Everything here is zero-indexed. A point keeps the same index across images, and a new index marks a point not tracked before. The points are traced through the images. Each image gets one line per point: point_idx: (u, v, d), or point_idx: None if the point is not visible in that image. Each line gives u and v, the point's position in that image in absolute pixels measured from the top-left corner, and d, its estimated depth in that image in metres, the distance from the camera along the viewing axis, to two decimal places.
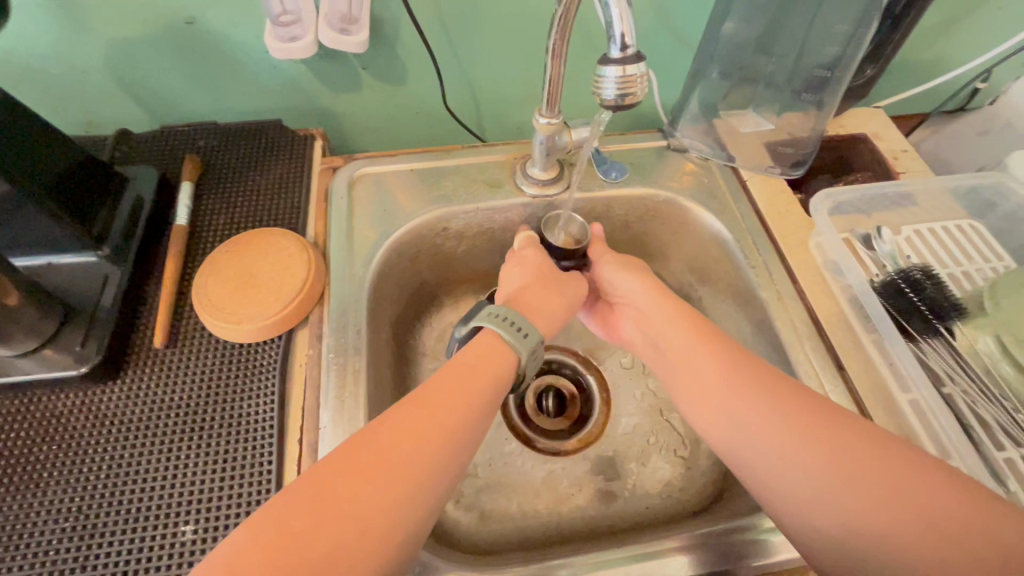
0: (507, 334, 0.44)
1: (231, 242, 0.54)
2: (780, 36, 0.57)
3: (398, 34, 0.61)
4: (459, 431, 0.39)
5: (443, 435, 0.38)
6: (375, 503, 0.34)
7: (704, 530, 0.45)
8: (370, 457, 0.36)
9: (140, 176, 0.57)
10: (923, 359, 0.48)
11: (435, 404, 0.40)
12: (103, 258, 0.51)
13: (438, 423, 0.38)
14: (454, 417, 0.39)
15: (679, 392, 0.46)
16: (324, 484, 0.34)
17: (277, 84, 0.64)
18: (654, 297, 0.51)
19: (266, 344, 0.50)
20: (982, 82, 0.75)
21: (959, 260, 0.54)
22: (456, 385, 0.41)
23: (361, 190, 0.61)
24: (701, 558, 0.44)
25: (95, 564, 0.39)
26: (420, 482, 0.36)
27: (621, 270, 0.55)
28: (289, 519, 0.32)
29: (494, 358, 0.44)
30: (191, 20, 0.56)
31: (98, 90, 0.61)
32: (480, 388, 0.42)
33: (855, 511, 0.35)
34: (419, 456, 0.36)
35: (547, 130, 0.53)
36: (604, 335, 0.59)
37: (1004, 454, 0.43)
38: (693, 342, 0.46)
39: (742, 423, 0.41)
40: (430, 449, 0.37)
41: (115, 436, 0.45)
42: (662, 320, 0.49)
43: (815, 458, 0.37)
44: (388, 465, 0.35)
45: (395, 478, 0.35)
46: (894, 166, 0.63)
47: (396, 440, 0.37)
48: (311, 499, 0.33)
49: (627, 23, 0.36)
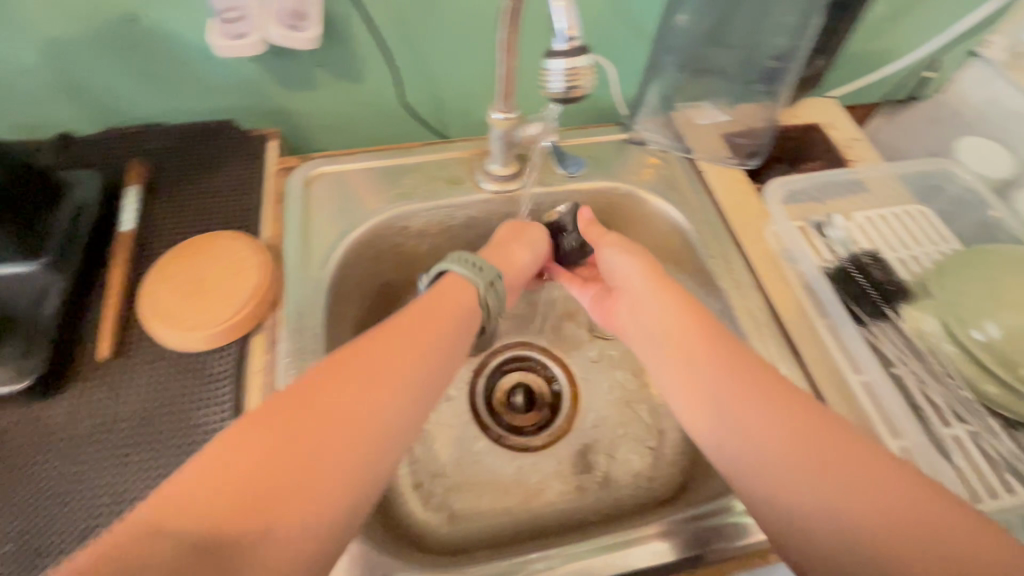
0: (468, 272, 0.48)
1: (180, 246, 0.52)
2: (731, 28, 0.58)
3: (351, 31, 0.60)
4: (429, 359, 0.40)
5: (413, 362, 0.39)
6: (350, 425, 0.35)
7: (681, 514, 0.45)
8: (340, 383, 0.36)
9: (81, 180, 0.54)
10: (875, 343, 0.49)
11: (402, 334, 0.41)
12: (43, 267, 0.49)
13: (407, 351, 0.40)
14: (423, 346, 0.40)
15: (666, 382, 0.44)
16: (295, 409, 0.34)
17: (227, 84, 0.62)
18: (663, 295, 0.47)
19: (217, 351, 0.48)
20: (929, 71, 0.77)
21: (908, 244, 0.55)
22: (422, 321, 0.42)
23: (317, 190, 0.59)
24: (678, 543, 0.44)
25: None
26: (393, 406, 0.37)
27: (622, 252, 0.51)
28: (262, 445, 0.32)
29: (456, 293, 0.46)
30: (132, 17, 0.54)
31: (34, 92, 0.59)
32: (447, 320, 0.43)
33: (806, 491, 0.34)
34: (392, 384, 0.37)
35: (503, 125, 0.53)
36: (601, 323, 0.54)
37: (950, 431, 0.44)
38: (679, 319, 0.45)
39: (737, 422, 0.38)
40: (398, 381, 0.38)
41: (60, 453, 0.43)
42: (660, 312, 0.46)
43: (797, 434, 0.36)
44: (360, 389, 0.36)
45: (369, 401, 0.36)
46: (846, 155, 0.64)
47: (364, 371, 0.37)
48: (283, 425, 0.33)
49: (572, 17, 0.36)
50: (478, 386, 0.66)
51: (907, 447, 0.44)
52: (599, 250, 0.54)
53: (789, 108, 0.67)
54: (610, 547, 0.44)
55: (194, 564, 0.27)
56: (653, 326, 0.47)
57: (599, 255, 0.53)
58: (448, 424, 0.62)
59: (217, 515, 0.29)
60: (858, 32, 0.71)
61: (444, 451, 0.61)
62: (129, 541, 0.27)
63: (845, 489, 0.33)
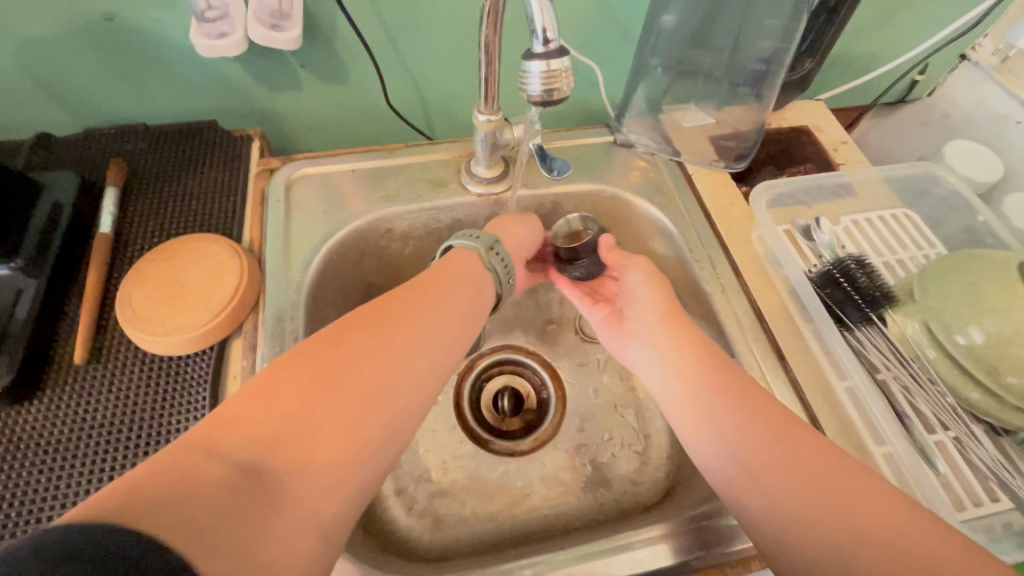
0: (468, 242, 0.50)
1: (157, 249, 0.51)
2: (715, 29, 0.58)
3: (334, 31, 0.59)
4: (445, 321, 0.42)
5: (422, 324, 0.41)
6: (378, 372, 0.37)
7: (678, 517, 0.45)
8: (366, 336, 0.38)
9: (56, 182, 0.53)
10: (859, 349, 0.49)
11: (420, 297, 0.43)
12: (14, 270, 0.47)
13: (426, 310, 0.42)
14: (431, 311, 0.42)
15: (671, 406, 0.43)
16: (328, 356, 0.36)
17: (209, 84, 0.61)
18: (676, 327, 0.47)
19: (194, 357, 0.47)
20: (918, 74, 0.77)
21: (893, 248, 0.55)
22: (427, 289, 0.44)
23: (300, 192, 0.59)
24: (678, 546, 0.44)
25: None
26: (417, 360, 0.39)
27: (644, 281, 0.51)
28: (297, 387, 0.34)
29: (466, 263, 0.48)
30: (110, 16, 0.53)
31: (11, 91, 0.57)
32: (461, 285, 0.46)
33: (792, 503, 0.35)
34: (403, 343, 0.39)
35: (487, 127, 0.52)
36: (608, 347, 0.52)
37: (936, 437, 0.45)
38: (687, 338, 0.46)
39: (734, 442, 0.39)
40: (410, 341, 0.39)
41: (32, 460, 0.42)
42: (668, 333, 0.46)
43: (789, 446, 0.38)
44: (385, 342, 0.38)
45: (394, 352, 0.38)
46: (834, 158, 0.64)
47: (375, 333, 0.39)
48: (316, 369, 0.35)
49: (548, 18, 0.35)
50: (465, 385, 0.66)
51: (890, 453, 0.43)
52: (626, 274, 0.53)
53: (776, 110, 0.67)
54: (591, 555, 0.43)
55: (234, 492, 0.28)
56: (653, 354, 0.46)
57: (623, 280, 0.53)
58: (433, 428, 0.62)
59: (261, 447, 0.31)
60: (846, 34, 0.70)
61: (428, 455, 0.60)
62: (173, 459, 0.28)
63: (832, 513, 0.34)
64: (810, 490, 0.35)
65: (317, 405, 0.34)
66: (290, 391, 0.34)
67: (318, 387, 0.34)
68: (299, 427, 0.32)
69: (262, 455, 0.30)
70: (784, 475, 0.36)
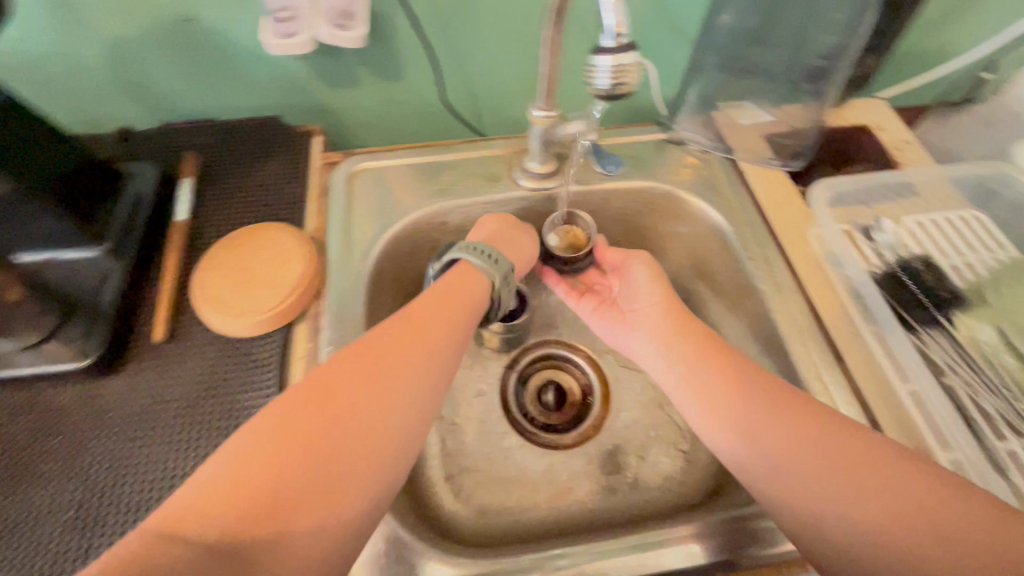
0: (479, 260, 0.49)
1: (230, 236, 0.54)
2: (776, 27, 0.57)
3: (395, 30, 0.61)
4: (432, 361, 0.41)
5: (408, 360, 0.40)
6: (358, 428, 0.36)
7: (712, 518, 0.44)
8: (348, 388, 0.37)
9: (139, 173, 0.57)
10: (923, 349, 0.47)
11: (407, 337, 0.41)
12: (103, 253, 0.51)
13: (412, 354, 0.40)
14: (417, 345, 0.41)
15: (692, 412, 0.44)
16: (307, 413, 0.35)
17: (276, 82, 0.64)
18: (679, 319, 0.50)
19: (263, 338, 0.50)
20: (986, 72, 0.75)
21: (960, 249, 0.53)
22: (415, 323, 0.42)
23: (359, 185, 0.61)
24: (705, 548, 0.43)
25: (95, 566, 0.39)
26: (399, 411, 0.38)
27: (651, 279, 0.54)
28: (274, 450, 0.33)
29: (470, 282, 0.48)
30: (188, 17, 0.57)
31: (99, 88, 0.62)
32: (451, 320, 0.44)
33: (852, 501, 0.35)
34: (387, 383, 0.38)
35: (543, 123, 0.53)
36: (606, 337, 0.55)
37: (1005, 445, 0.42)
38: (699, 348, 0.46)
39: (762, 446, 0.39)
40: (394, 379, 0.38)
41: (117, 429, 0.45)
42: (672, 324, 0.49)
43: (833, 473, 0.36)
44: (365, 395, 0.37)
45: (376, 405, 0.37)
46: (895, 157, 0.62)
47: (354, 377, 0.38)
48: (295, 428, 0.34)
49: (620, 14, 0.36)
50: (510, 378, 0.67)
51: (958, 459, 0.42)
52: (630, 270, 0.56)
53: (835, 109, 0.66)
54: (641, 546, 0.43)
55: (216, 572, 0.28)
56: (672, 359, 0.47)
57: (629, 273, 0.56)
58: (480, 418, 0.63)
59: (234, 519, 0.30)
60: (910, 30, 0.68)
61: (474, 444, 0.61)
62: (143, 550, 0.28)
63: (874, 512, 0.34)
64: (852, 483, 0.35)
65: (294, 468, 0.33)
66: (269, 453, 0.33)
67: (294, 449, 0.33)
68: (276, 493, 0.32)
69: (239, 527, 0.30)
70: (820, 468, 0.36)
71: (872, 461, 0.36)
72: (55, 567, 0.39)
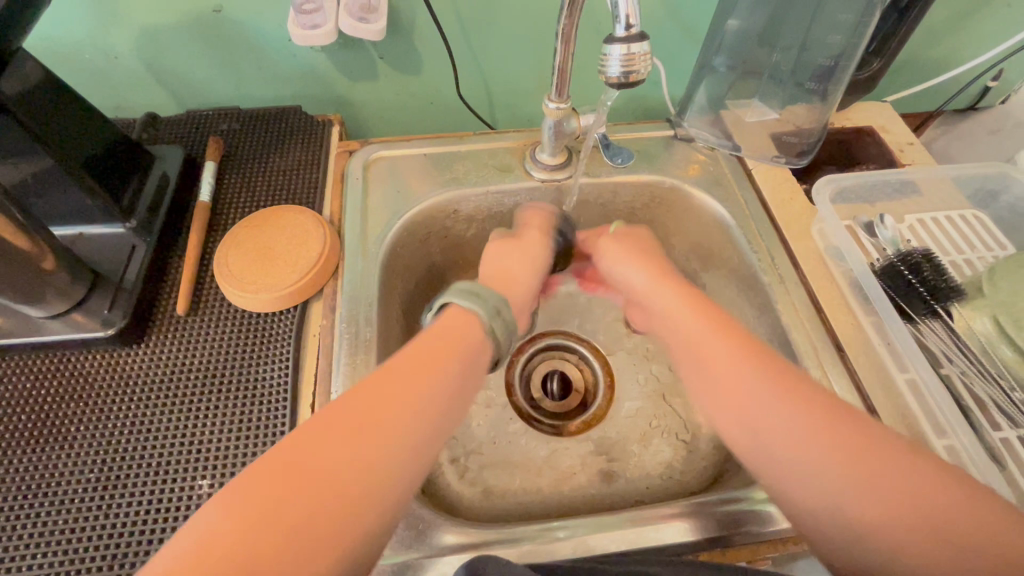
0: (471, 304, 0.44)
1: (251, 216, 0.56)
2: (783, 28, 0.59)
3: (414, 26, 0.63)
4: (417, 415, 0.37)
5: (398, 408, 0.36)
6: (323, 492, 0.32)
7: (699, 498, 0.46)
8: (314, 447, 0.33)
9: (167, 155, 0.59)
10: (919, 339, 0.49)
11: (390, 389, 0.37)
12: (130, 229, 0.53)
13: (400, 409, 0.36)
14: (410, 392, 0.37)
15: (707, 406, 0.43)
16: (259, 474, 0.32)
17: (298, 73, 0.67)
18: (665, 293, 0.49)
19: (281, 314, 0.52)
20: (992, 80, 0.76)
21: (960, 248, 0.54)
22: (405, 368, 0.39)
23: (375, 172, 0.63)
24: (699, 526, 0.44)
25: (116, 524, 0.41)
26: (369, 476, 0.33)
27: (632, 260, 0.54)
28: (230, 518, 0.30)
29: (461, 326, 0.43)
30: (218, 9, 0.59)
31: (130, 75, 0.65)
32: (439, 368, 0.40)
33: (841, 480, 0.35)
34: (376, 433, 0.35)
35: (555, 115, 0.55)
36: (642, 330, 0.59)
37: (999, 434, 0.44)
38: (688, 320, 0.46)
39: (758, 425, 0.39)
40: (387, 429, 0.35)
41: (136, 396, 0.47)
42: (655, 296, 0.50)
43: (837, 457, 0.35)
44: (330, 454, 0.33)
45: (345, 467, 0.33)
46: (900, 159, 0.64)
47: (340, 429, 0.34)
48: (247, 492, 0.31)
49: (631, 5, 0.38)
50: (516, 372, 0.68)
51: (951, 445, 0.43)
52: (618, 264, 0.55)
53: (840, 109, 0.67)
54: (643, 521, 0.44)
55: None
56: (679, 343, 0.46)
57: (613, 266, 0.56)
58: (485, 403, 0.64)
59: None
60: (915, 37, 0.70)
61: (479, 428, 0.62)
62: None
63: (873, 493, 0.34)
64: (851, 471, 0.35)
65: (262, 537, 0.30)
66: (237, 520, 0.30)
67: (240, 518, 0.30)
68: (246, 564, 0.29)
69: None
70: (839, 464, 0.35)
71: (862, 444, 0.36)
72: (75, 523, 0.41)
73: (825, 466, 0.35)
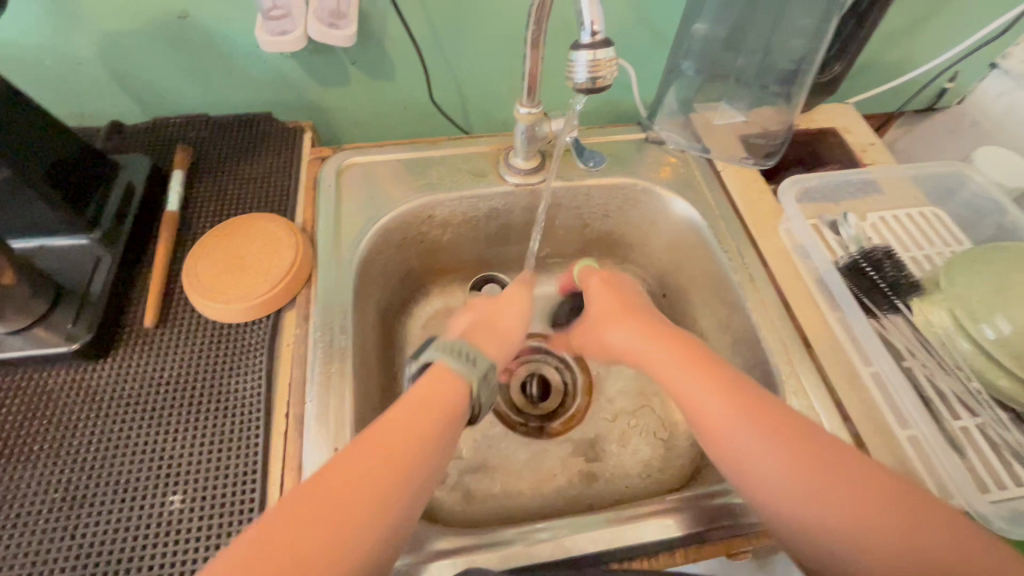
0: (460, 364, 0.42)
1: (222, 225, 0.55)
2: (747, 33, 0.61)
3: (385, 32, 0.63)
4: (418, 464, 0.37)
5: (400, 459, 0.36)
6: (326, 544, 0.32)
7: (683, 494, 0.47)
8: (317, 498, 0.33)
9: (131, 164, 0.58)
10: (884, 334, 0.51)
11: (390, 440, 0.37)
12: (94, 241, 0.52)
13: (401, 459, 0.36)
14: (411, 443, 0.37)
15: (732, 472, 0.39)
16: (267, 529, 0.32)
17: (268, 79, 0.66)
18: (658, 348, 0.45)
19: (255, 323, 0.51)
20: (949, 82, 0.79)
21: (921, 244, 0.57)
22: (404, 420, 0.38)
23: (348, 179, 0.63)
24: (688, 518, 0.45)
25: (82, 544, 0.40)
26: (371, 523, 0.33)
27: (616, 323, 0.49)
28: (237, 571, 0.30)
29: (447, 391, 0.40)
30: (184, 14, 0.58)
31: (92, 82, 0.63)
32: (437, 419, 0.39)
33: (862, 533, 0.34)
34: (377, 481, 0.35)
35: (527, 120, 0.55)
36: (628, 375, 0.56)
37: (959, 423, 0.45)
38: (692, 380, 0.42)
39: (779, 483, 0.37)
40: (389, 478, 0.35)
41: (105, 413, 0.46)
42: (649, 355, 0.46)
43: (857, 510, 0.34)
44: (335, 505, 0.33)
45: (327, 528, 0.32)
46: (862, 159, 0.66)
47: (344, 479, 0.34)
48: (234, 553, 0.31)
49: (596, 12, 0.38)
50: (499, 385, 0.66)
51: (914, 436, 0.45)
52: (606, 335, 0.50)
53: (805, 112, 0.69)
54: (622, 521, 0.45)
55: None
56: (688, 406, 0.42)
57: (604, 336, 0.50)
58: None
59: None
60: (874, 41, 0.72)
61: None
62: None
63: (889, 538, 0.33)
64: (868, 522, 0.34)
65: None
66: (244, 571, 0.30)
67: None
68: None
69: None
70: (821, 509, 0.35)
71: (875, 491, 0.35)
72: (39, 546, 0.40)
73: (779, 474, 0.37)
